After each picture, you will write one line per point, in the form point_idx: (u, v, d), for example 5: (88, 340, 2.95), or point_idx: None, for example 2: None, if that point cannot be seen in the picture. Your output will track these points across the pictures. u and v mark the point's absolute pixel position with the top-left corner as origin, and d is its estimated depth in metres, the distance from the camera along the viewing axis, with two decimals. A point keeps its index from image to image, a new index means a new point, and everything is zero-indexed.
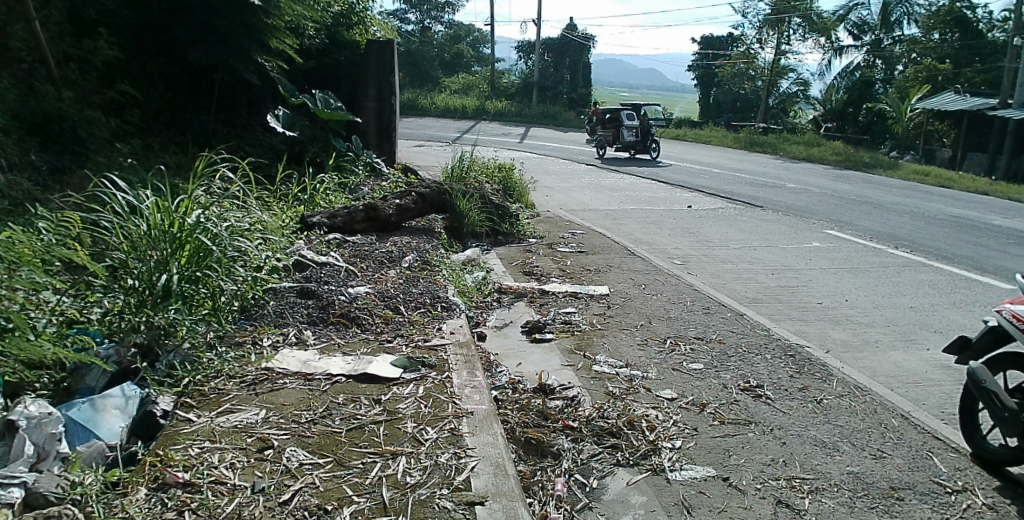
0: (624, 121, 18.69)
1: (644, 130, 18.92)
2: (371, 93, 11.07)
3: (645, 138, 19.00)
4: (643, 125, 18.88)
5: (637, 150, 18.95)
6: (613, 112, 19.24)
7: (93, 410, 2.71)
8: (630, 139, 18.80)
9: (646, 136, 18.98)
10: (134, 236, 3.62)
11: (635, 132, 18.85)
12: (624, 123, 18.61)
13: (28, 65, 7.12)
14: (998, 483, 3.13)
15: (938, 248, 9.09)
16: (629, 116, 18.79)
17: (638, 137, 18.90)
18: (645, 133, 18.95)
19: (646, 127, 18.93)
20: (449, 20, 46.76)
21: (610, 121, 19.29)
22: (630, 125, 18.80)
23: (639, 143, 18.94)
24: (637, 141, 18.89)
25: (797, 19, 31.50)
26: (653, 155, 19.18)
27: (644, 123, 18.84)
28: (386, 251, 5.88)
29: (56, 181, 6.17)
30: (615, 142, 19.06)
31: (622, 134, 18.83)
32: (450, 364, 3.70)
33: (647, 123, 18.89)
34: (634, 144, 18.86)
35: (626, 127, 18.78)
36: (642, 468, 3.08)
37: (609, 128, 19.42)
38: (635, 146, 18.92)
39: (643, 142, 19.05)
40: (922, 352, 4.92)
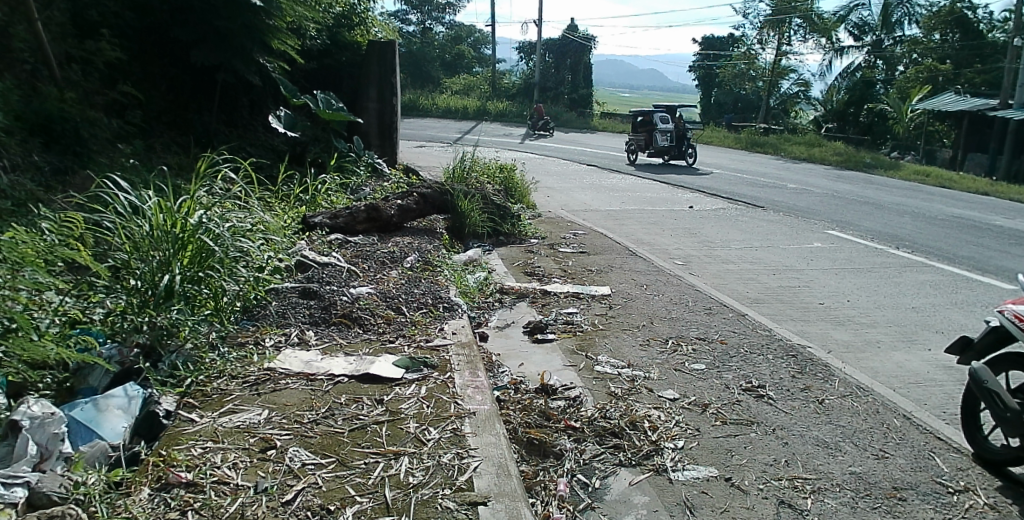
0: (658, 125, 17.60)
1: (678, 134, 17.81)
2: (372, 93, 11.06)
3: (681, 143, 17.86)
4: (677, 129, 17.77)
5: (672, 155, 17.81)
6: (646, 115, 18.18)
7: (96, 410, 2.71)
8: (664, 143, 17.69)
9: (681, 140, 17.83)
10: (136, 237, 3.63)
11: (669, 136, 17.74)
12: (657, 126, 17.53)
13: (30, 65, 7.11)
14: (1000, 483, 3.13)
15: (939, 248, 9.08)
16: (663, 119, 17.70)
17: (673, 141, 17.76)
18: (680, 137, 17.82)
19: (682, 131, 17.78)
20: (450, 21, 46.83)
21: (644, 125, 18.18)
22: (664, 129, 17.72)
23: (674, 148, 17.82)
24: (673, 146, 17.75)
25: (797, 20, 31.55)
26: (688, 161, 18.02)
27: (680, 126, 17.70)
28: (388, 252, 5.88)
29: (59, 182, 6.18)
30: (648, 147, 17.95)
31: (654, 138, 17.76)
32: (452, 365, 3.71)
33: (682, 127, 17.78)
34: (668, 149, 17.74)
35: (659, 131, 17.68)
36: (645, 468, 3.08)
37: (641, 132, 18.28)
38: (669, 151, 17.79)
39: (678, 147, 17.89)
40: (924, 352, 4.92)
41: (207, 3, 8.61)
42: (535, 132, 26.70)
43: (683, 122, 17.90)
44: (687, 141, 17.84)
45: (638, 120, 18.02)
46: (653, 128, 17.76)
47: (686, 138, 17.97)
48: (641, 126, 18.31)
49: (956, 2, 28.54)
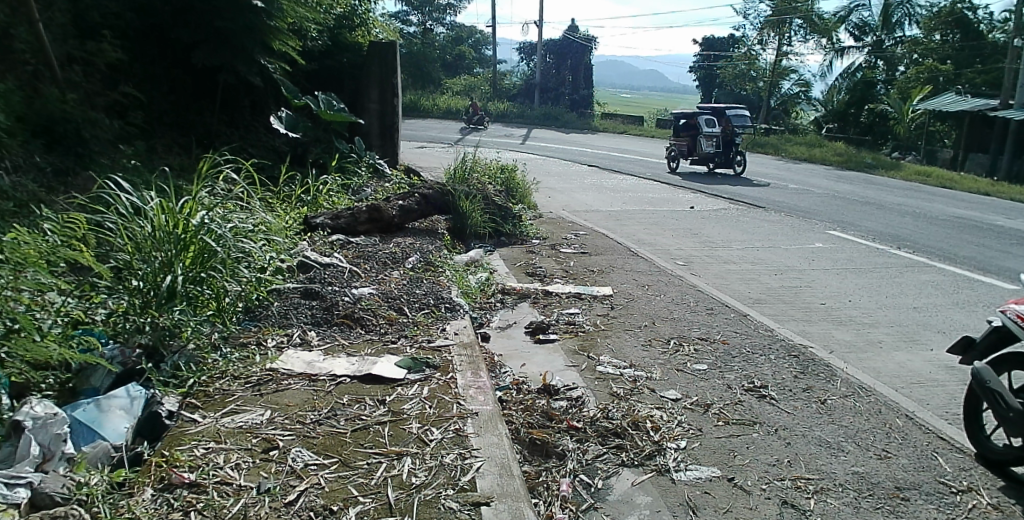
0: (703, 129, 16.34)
1: (725, 140, 16.46)
2: (374, 95, 11.14)
3: (728, 149, 16.49)
4: (724, 134, 16.44)
5: (716, 162, 16.46)
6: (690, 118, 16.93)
7: (99, 410, 2.71)
8: (708, 150, 16.38)
9: (729, 146, 16.47)
10: (138, 238, 3.66)
11: (714, 141, 16.43)
12: (700, 130, 16.30)
13: (32, 66, 7.10)
14: (1002, 482, 3.13)
15: (941, 248, 9.07)
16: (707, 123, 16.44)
17: (719, 147, 16.42)
18: (727, 144, 16.45)
19: (730, 136, 16.42)
20: (450, 22, 46.86)
21: (690, 129, 16.95)
22: (708, 134, 16.44)
23: (718, 155, 16.48)
24: (719, 153, 16.40)
25: (798, 21, 31.58)
26: (736, 170, 16.59)
27: (727, 132, 16.35)
28: (389, 252, 5.87)
29: (61, 183, 6.18)
30: (692, 153, 16.66)
31: (698, 144, 16.51)
32: (454, 365, 3.71)
33: (729, 132, 16.46)
34: (713, 155, 16.42)
35: (703, 137, 16.40)
36: (647, 468, 3.08)
37: (684, 136, 17.04)
38: (713, 157, 16.46)
39: (726, 154, 16.51)
40: (926, 352, 4.91)
41: (209, 4, 8.65)
42: (473, 126, 28.45)
43: (731, 127, 16.57)
44: (736, 148, 16.44)
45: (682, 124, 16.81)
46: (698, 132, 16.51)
47: (734, 144, 16.52)
48: (685, 129, 17.08)
49: (956, 3, 28.50)
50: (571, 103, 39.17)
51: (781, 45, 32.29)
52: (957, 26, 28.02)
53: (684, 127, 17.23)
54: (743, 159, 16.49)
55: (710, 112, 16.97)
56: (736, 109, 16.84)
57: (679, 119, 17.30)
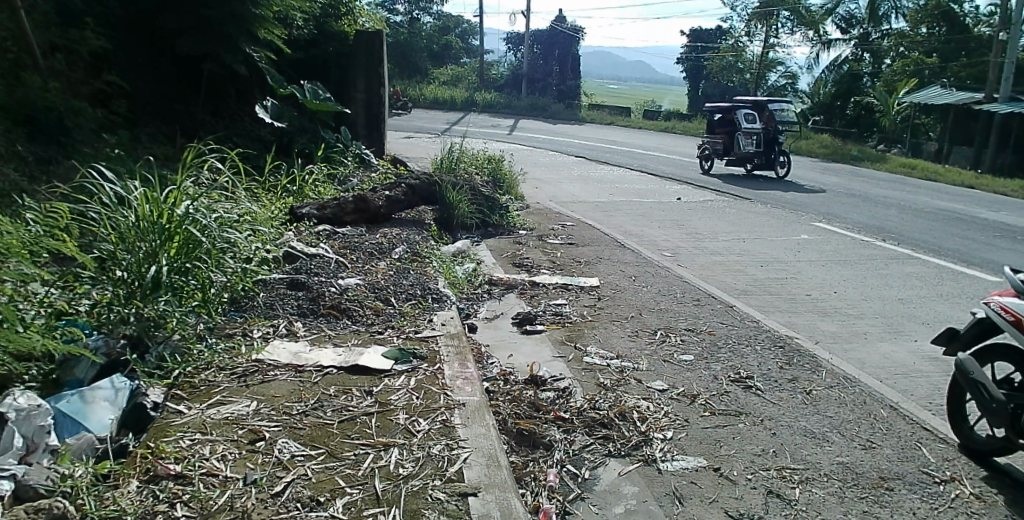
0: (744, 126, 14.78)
1: (766, 139, 15.09)
2: (359, 84, 11.00)
3: (770, 149, 15.15)
4: (766, 132, 15.02)
5: (757, 163, 15.14)
6: (727, 111, 15.39)
7: (82, 402, 2.68)
8: (748, 149, 14.99)
9: (770, 146, 15.12)
10: (122, 227, 3.60)
11: (755, 140, 15.03)
12: (741, 127, 14.79)
13: (13, 54, 6.97)
14: (984, 472, 3.18)
15: (925, 241, 9.16)
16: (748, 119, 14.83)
17: (760, 146, 15.05)
18: (768, 142, 15.13)
19: (772, 135, 15.05)
20: (438, 11, 46.47)
21: (726, 125, 15.40)
22: (749, 131, 14.99)
23: (759, 155, 15.11)
24: (761, 154, 15.04)
25: (785, 13, 32.19)
26: (779, 171, 15.28)
27: (770, 130, 14.93)
28: (375, 243, 5.83)
29: (43, 172, 6.09)
30: (728, 152, 15.31)
31: (737, 142, 15.07)
32: (441, 356, 3.70)
33: (771, 130, 15.10)
34: (754, 156, 15.02)
35: (743, 134, 14.97)
36: (634, 459, 3.10)
37: (720, 132, 15.60)
38: (755, 158, 15.07)
39: (768, 155, 15.16)
40: (910, 343, 4.98)
41: None
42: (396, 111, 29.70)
43: (772, 123, 15.15)
44: (779, 148, 15.11)
45: (719, 120, 15.29)
46: (738, 130, 14.99)
47: (777, 142, 15.20)
48: (721, 125, 15.49)
49: None
50: (558, 94, 39.10)
51: (768, 36, 32.51)
52: (943, 19, 28.10)
53: (719, 122, 15.61)
54: (787, 159, 15.17)
55: (748, 105, 15.24)
56: (778, 102, 14.99)
57: (712, 113, 15.63)
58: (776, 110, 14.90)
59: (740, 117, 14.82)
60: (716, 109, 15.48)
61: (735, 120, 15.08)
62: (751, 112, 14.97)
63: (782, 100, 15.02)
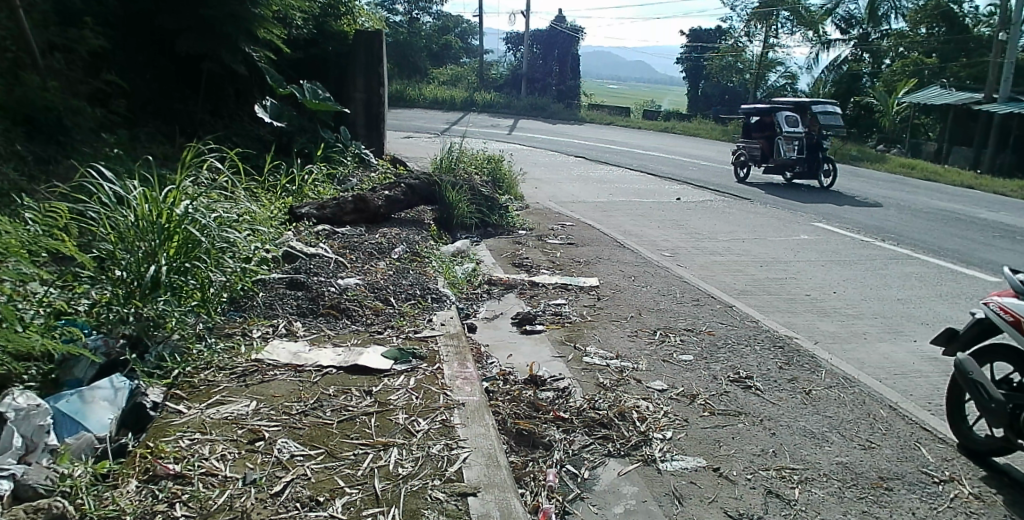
0: (785, 128, 13.35)
1: (809, 144, 13.55)
2: (359, 83, 11.06)
3: (813, 155, 13.66)
4: (809, 137, 13.47)
5: (799, 171, 13.62)
6: (766, 114, 13.96)
7: (82, 402, 2.68)
8: (789, 155, 13.49)
9: (813, 152, 13.64)
10: (121, 227, 3.60)
11: (796, 145, 13.51)
12: (781, 130, 13.34)
13: (12, 53, 6.96)
14: (984, 472, 3.18)
15: (925, 241, 9.16)
16: (789, 121, 13.39)
17: (801, 152, 13.54)
18: (811, 148, 13.57)
19: (816, 140, 13.56)
20: (437, 11, 46.42)
21: (764, 128, 13.99)
22: (790, 135, 13.49)
23: (801, 163, 13.59)
24: (804, 161, 13.55)
25: (785, 13, 31.87)
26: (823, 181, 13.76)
27: (814, 134, 13.46)
28: (375, 243, 5.83)
29: (42, 172, 6.08)
30: (767, 159, 13.85)
31: (776, 147, 13.61)
32: (441, 356, 3.69)
33: (815, 134, 13.54)
34: (796, 162, 13.52)
35: (783, 139, 13.49)
36: (633, 459, 3.10)
37: (758, 136, 14.19)
38: (796, 165, 13.58)
39: (811, 162, 13.66)
40: (910, 343, 4.98)
41: None
42: None
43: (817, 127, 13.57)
44: (823, 155, 13.62)
45: (757, 123, 13.91)
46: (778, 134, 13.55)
47: (822, 148, 13.61)
48: (760, 129, 14.10)
49: None
50: (558, 94, 39.06)
51: (768, 36, 32.31)
52: (943, 19, 28.15)
53: (755, 126, 14.22)
54: (832, 168, 13.69)
55: (789, 107, 13.87)
56: (823, 103, 13.57)
57: (748, 116, 14.26)
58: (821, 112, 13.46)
59: (780, 118, 13.40)
60: (752, 112, 14.10)
61: (775, 123, 13.65)
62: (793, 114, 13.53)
63: (827, 102, 13.63)
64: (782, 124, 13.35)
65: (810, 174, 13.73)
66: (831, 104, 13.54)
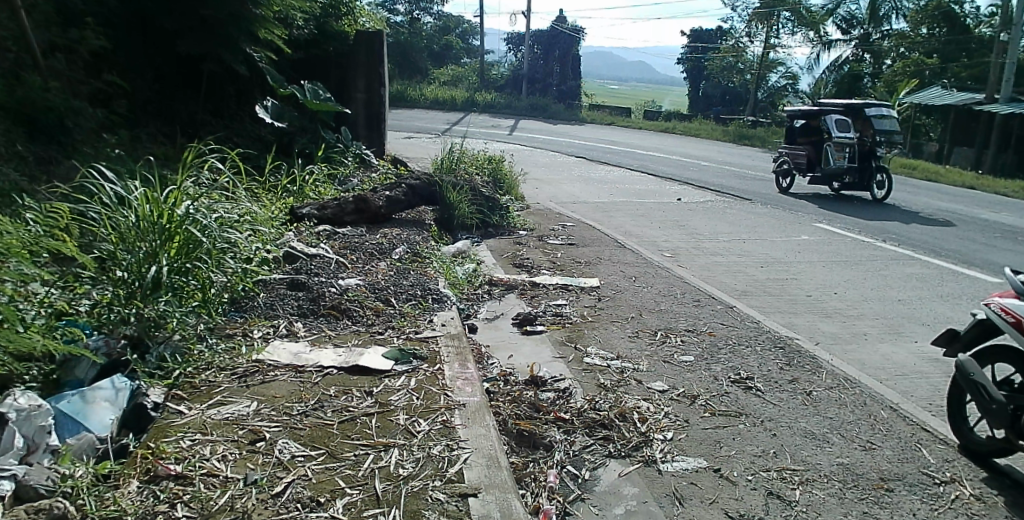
0: (835, 134, 12.19)
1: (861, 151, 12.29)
2: (360, 83, 11.16)
3: (865, 163, 12.42)
4: (861, 143, 12.21)
5: (848, 181, 12.39)
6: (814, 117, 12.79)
7: (82, 403, 2.67)
8: (838, 162, 12.29)
9: (866, 160, 12.40)
10: (122, 228, 3.62)
11: (846, 151, 12.28)
12: (830, 135, 12.15)
13: (14, 54, 6.97)
14: (985, 474, 3.18)
15: (926, 241, 9.16)
16: (839, 125, 12.22)
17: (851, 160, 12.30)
18: (863, 156, 12.30)
19: (870, 147, 12.31)
20: (438, 11, 46.41)
21: (810, 133, 12.86)
22: (840, 141, 12.26)
23: (852, 171, 12.35)
24: (855, 170, 12.34)
25: (786, 14, 31.79)
26: (877, 193, 12.45)
27: (867, 140, 12.23)
28: (376, 243, 5.85)
29: (43, 172, 6.08)
30: (813, 167, 12.68)
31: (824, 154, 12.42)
32: (442, 357, 3.70)
33: (868, 140, 12.26)
34: (845, 171, 12.31)
35: (832, 144, 12.29)
36: (634, 460, 3.10)
37: (805, 141, 13.01)
38: (846, 174, 12.36)
39: (863, 172, 12.42)
40: (911, 344, 4.98)
41: None
42: None
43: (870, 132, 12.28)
44: (876, 164, 12.36)
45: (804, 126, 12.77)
46: (826, 139, 12.40)
47: (875, 156, 12.33)
48: (807, 133, 12.92)
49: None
50: (559, 94, 39.05)
51: (769, 37, 32.20)
52: (944, 20, 28.14)
53: (802, 131, 13.07)
54: (886, 178, 12.39)
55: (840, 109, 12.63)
56: (877, 107, 12.32)
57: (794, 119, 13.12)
58: (875, 116, 12.26)
59: (829, 122, 12.26)
60: (798, 115, 12.95)
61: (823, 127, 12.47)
62: (845, 117, 12.33)
63: (881, 104, 12.43)
64: (831, 129, 12.21)
65: (862, 185, 12.48)
66: (886, 108, 12.34)
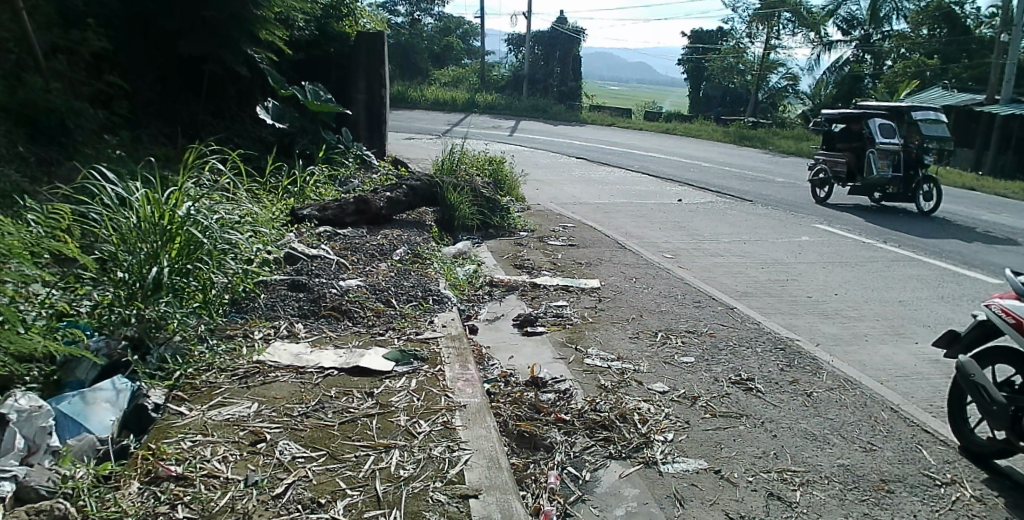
0: (879, 140, 11.13)
1: (906, 159, 11.29)
2: (360, 84, 11.15)
3: (910, 171, 11.43)
4: (907, 149, 11.21)
5: (892, 191, 11.39)
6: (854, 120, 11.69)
7: (83, 403, 2.67)
8: (883, 171, 11.22)
9: (911, 168, 11.41)
10: (123, 229, 3.63)
11: (891, 159, 11.24)
12: (874, 142, 11.08)
13: (15, 55, 6.98)
14: (986, 475, 3.18)
15: (926, 242, 9.16)
16: (884, 131, 11.16)
17: (897, 168, 11.28)
18: (909, 164, 11.32)
19: (915, 154, 11.33)
20: (438, 12, 46.50)
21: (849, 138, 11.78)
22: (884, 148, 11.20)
23: (896, 181, 11.33)
24: (899, 179, 11.32)
25: (786, 14, 31.57)
26: (923, 205, 11.45)
27: (912, 147, 11.28)
28: (377, 244, 5.86)
29: (45, 173, 6.09)
30: (854, 176, 11.63)
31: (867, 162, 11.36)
32: (442, 357, 3.70)
33: (914, 146, 11.27)
34: (890, 181, 11.28)
35: (876, 151, 11.22)
36: (635, 461, 3.10)
37: (843, 147, 11.93)
38: (890, 184, 11.35)
39: (907, 181, 11.45)
40: (912, 345, 4.98)
41: None
42: None
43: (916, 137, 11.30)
44: (921, 172, 11.41)
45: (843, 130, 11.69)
46: (868, 146, 11.35)
47: (921, 164, 11.36)
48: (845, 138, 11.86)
49: None
50: (560, 95, 39.08)
51: (769, 38, 31.85)
52: (945, 21, 28.15)
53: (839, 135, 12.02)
54: (932, 188, 11.46)
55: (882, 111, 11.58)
56: (923, 109, 11.43)
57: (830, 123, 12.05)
58: (921, 121, 11.37)
59: (873, 127, 11.18)
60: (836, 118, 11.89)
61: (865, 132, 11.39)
62: (888, 122, 11.27)
63: (928, 107, 11.53)
64: (875, 134, 11.14)
65: (905, 195, 11.47)
66: (933, 111, 11.44)
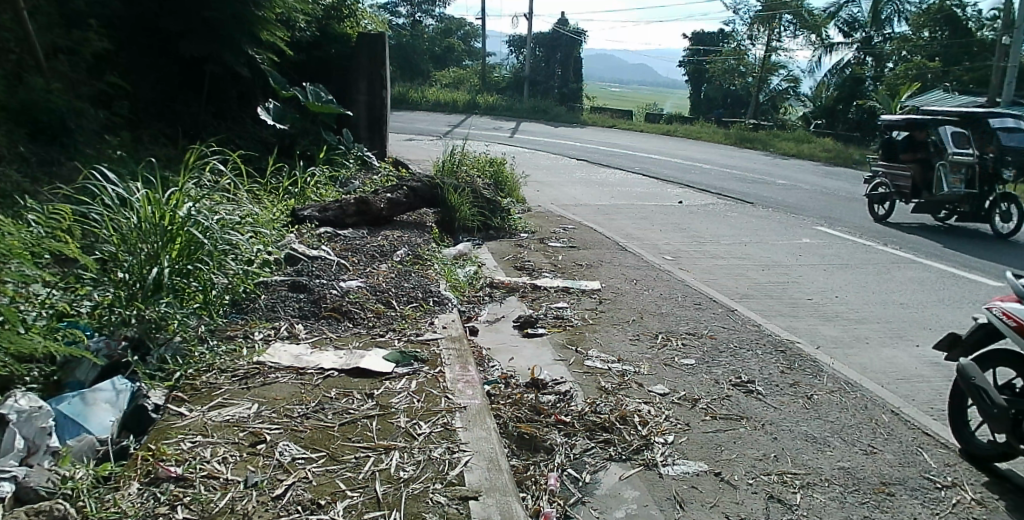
0: (951, 150, 10.23)
1: (981, 173, 10.31)
2: (362, 86, 10.99)
3: (984, 187, 10.41)
4: (982, 162, 10.23)
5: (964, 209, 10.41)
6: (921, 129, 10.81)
7: (84, 404, 2.67)
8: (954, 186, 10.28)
9: (987, 184, 10.39)
10: (124, 229, 3.64)
11: (963, 173, 10.29)
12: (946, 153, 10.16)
13: (16, 55, 7.00)
14: (987, 478, 3.17)
15: (927, 245, 9.15)
16: (957, 140, 10.28)
17: (970, 184, 10.31)
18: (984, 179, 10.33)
19: (992, 168, 10.30)
20: (440, 14, 46.63)
21: (914, 149, 10.91)
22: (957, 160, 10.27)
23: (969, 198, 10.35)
24: (973, 196, 10.33)
25: (789, 16, 31.52)
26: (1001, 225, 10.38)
27: (988, 159, 10.26)
28: (377, 246, 5.85)
29: (45, 173, 6.10)
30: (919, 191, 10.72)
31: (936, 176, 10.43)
32: (442, 359, 3.70)
33: (990, 159, 10.28)
34: (962, 198, 10.30)
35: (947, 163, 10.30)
36: (635, 463, 3.10)
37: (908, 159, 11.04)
38: (961, 201, 10.37)
39: (980, 198, 10.45)
40: (912, 348, 4.97)
41: None
42: None
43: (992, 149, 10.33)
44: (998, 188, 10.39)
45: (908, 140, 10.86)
46: (939, 157, 10.45)
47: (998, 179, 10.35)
48: (910, 149, 10.97)
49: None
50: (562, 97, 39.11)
51: (771, 40, 32.03)
52: (946, 23, 28.14)
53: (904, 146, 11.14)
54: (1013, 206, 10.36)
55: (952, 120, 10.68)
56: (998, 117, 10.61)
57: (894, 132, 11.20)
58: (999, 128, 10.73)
59: (944, 136, 10.31)
60: (899, 126, 11.03)
61: (935, 142, 10.50)
62: (961, 131, 10.42)
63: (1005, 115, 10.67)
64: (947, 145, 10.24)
65: (978, 214, 10.48)
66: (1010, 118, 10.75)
